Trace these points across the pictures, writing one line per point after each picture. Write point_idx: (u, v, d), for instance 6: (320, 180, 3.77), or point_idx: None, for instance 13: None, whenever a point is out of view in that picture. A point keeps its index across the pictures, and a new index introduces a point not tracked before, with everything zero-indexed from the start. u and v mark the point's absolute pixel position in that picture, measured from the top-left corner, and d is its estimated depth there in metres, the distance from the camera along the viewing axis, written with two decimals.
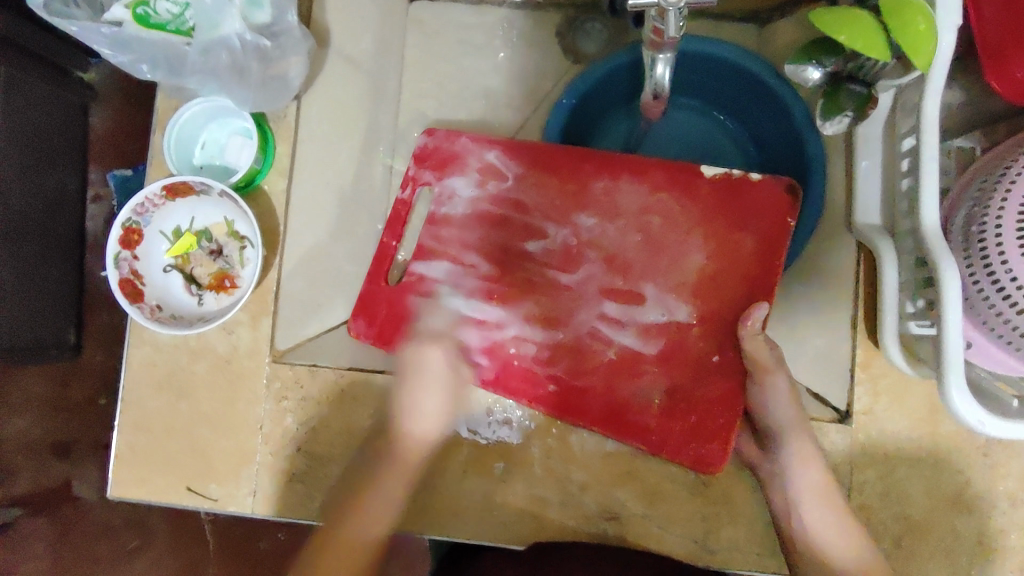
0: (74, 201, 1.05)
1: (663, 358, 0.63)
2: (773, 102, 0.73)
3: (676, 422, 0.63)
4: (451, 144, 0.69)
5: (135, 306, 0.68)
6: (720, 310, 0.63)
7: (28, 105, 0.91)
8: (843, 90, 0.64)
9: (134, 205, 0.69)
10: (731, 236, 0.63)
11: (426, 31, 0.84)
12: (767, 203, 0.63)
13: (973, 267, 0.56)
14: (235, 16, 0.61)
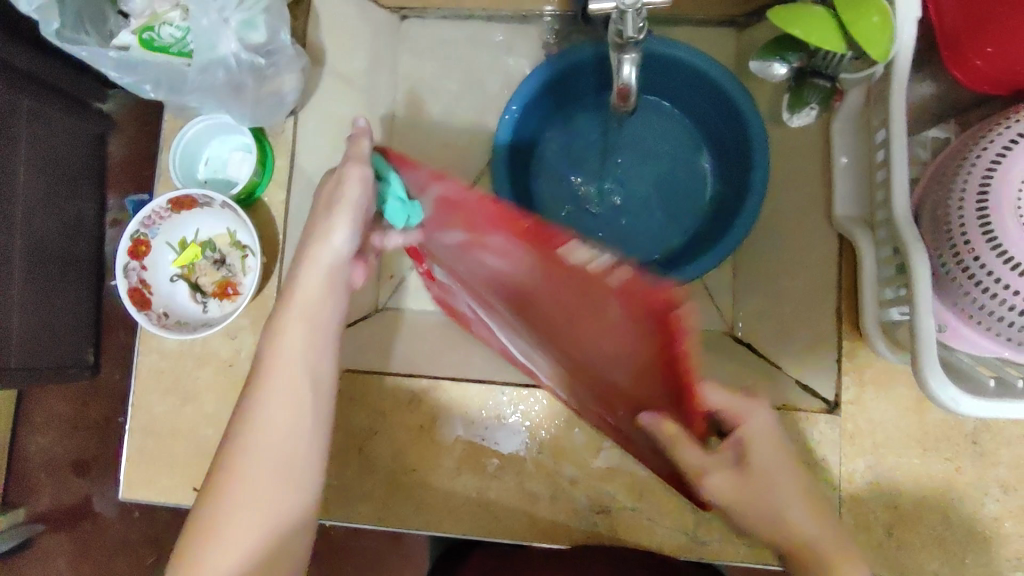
0: (94, 225, 1.09)
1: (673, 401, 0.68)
2: (718, 91, 0.80)
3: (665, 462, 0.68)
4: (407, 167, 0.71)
5: (143, 313, 0.71)
6: (648, 396, 0.70)
7: (50, 134, 0.97)
8: (806, 86, 0.72)
9: (141, 218, 0.72)
10: (650, 327, 0.66)
11: (417, 48, 0.92)
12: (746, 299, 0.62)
13: (939, 250, 0.57)
14: (232, 37, 0.65)
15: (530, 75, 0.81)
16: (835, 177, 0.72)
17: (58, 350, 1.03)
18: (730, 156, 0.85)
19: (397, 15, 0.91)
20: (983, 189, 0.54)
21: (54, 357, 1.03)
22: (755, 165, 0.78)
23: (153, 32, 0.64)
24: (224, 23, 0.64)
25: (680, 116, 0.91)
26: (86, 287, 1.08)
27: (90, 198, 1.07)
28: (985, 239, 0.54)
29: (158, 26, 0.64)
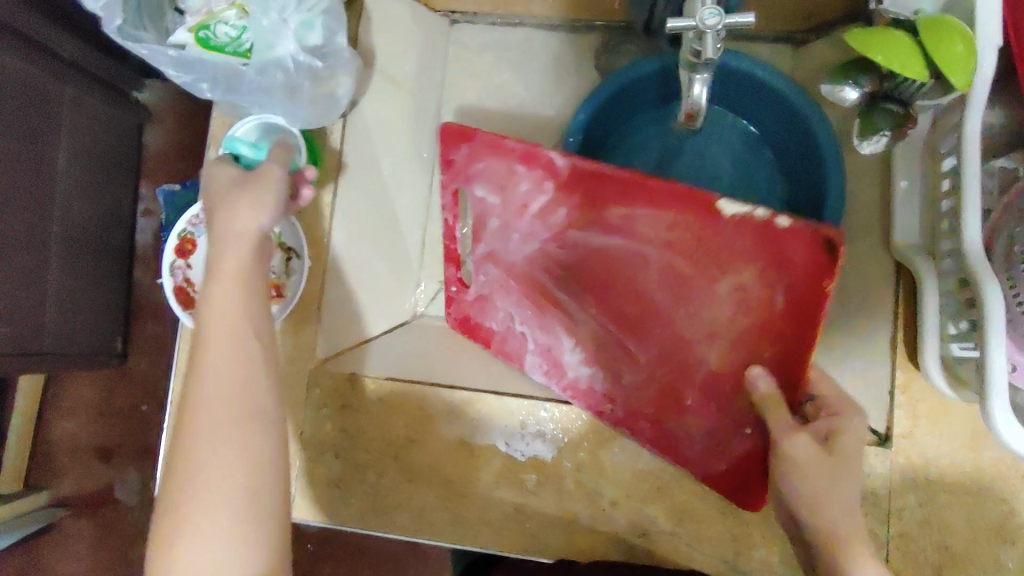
0: (127, 216, 1.11)
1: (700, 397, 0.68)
2: (791, 112, 0.77)
3: (717, 462, 0.67)
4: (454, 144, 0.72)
5: (186, 312, 0.70)
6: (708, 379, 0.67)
7: (91, 124, 0.97)
8: (878, 110, 0.62)
9: (189, 217, 0.72)
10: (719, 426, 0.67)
11: (465, 51, 0.90)
12: (804, 249, 0.63)
13: (1016, 289, 0.55)
14: (291, 38, 0.64)
15: (590, 98, 0.78)
16: (895, 202, 0.70)
17: (88, 336, 1.04)
18: (797, 164, 0.81)
19: (447, 19, 0.90)
20: None
21: (86, 342, 1.03)
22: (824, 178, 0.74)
23: (209, 31, 0.62)
24: (284, 25, 0.64)
25: (744, 127, 0.87)
26: (117, 277, 1.09)
27: (125, 188, 1.09)
28: None
29: (214, 24, 0.63)
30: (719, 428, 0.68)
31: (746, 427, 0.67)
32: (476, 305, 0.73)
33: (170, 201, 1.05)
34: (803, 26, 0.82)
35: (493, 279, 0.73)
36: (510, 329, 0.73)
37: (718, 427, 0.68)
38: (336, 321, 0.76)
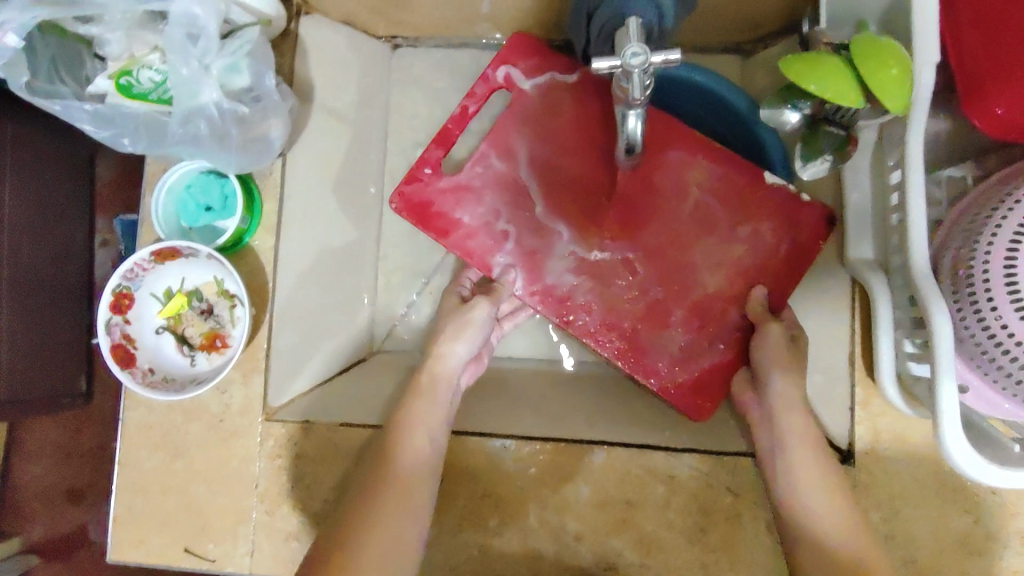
0: (82, 247, 1.05)
1: (696, 325, 0.71)
2: (737, 122, 0.76)
3: (679, 374, 0.71)
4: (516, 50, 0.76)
5: (126, 371, 0.68)
6: (712, 301, 0.71)
7: (36, 158, 0.93)
8: (820, 133, 0.59)
9: (123, 272, 0.68)
10: (703, 344, 0.71)
11: (409, 77, 0.89)
12: (812, 228, 0.70)
13: (962, 310, 0.54)
14: (213, 85, 0.62)
15: None
16: (847, 216, 0.69)
17: (50, 379, 0.99)
18: None
19: (389, 44, 0.88)
20: (1012, 249, 0.51)
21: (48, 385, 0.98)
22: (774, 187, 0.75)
23: (131, 76, 0.61)
24: (205, 72, 0.61)
25: None
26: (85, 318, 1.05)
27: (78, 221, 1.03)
28: (1010, 301, 0.51)
29: (137, 70, 0.61)
30: (696, 343, 0.71)
31: (720, 343, 0.71)
32: (449, 195, 0.73)
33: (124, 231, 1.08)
34: (749, 39, 0.81)
35: (489, 175, 0.74)
36: (488, 226, 0.73)
37: (693, 344, 0.71)
38: (286, 365, 0.74)
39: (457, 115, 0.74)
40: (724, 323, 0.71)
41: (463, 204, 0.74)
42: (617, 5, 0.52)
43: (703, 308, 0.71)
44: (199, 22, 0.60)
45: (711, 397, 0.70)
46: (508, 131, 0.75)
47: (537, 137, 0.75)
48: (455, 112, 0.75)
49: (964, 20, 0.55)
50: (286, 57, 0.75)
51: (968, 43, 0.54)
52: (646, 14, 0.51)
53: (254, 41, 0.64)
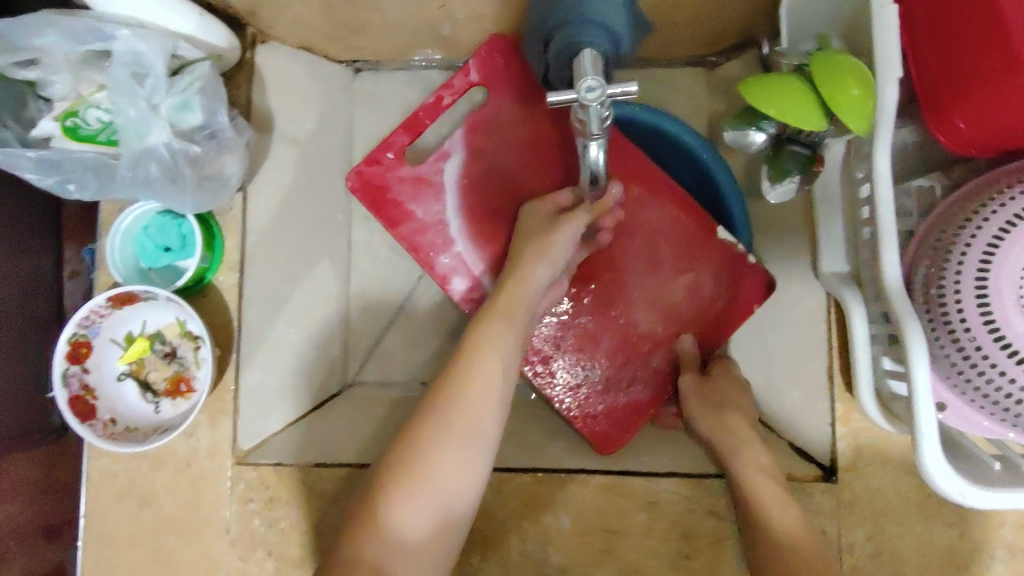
0: (47, 283, 0.88)
1: (624, 363, 0.70)
2: (689, 159, 0.72)
3: (598, 403, 0.70)
4: (498, 56, 0.73)
5: (86, 424, 0.65)
6: (639, 342, 0.70)
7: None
8: (787, 152, 0.60)
9: (78, 319, 0.66)
10: (627, 382, 0.70)
11: (373, 102, 0.86)
12: (749, 292, 0.69)
13: (935, 329, 0.53)
14: (162, 126, 0.60)
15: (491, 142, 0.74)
16: (818, 229, 0.68)
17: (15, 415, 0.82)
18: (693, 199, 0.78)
19: (350, 68, 0.85)
20: (984, 266, 0.50)
21: (14, 424, 0.82)
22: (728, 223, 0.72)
23: (78, 118, 0.60)
24: (154, 112, 0.60)
25: None
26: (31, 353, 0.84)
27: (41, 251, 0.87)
28: (982, 320, 0.50)
29: (83, 111, 0.60)
30: (617, 378, 0.70)
31: (638, 383, 0.70)
32: (408, 185, 0.72)
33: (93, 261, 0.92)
34: (713, 50, 0.78)
35: (448, 173, 0.72)
36: (441, 223, 0.72)
37: (614, 378, 0.71)
38: (256, 406, 0.71)
39: (431, 106, 0.72)
40: (648, 362, 0.70)
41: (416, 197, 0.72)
42: (568, 34, 0.51)
43: (630, 344, 0.70)
44: (146, 61, 0.60)
45: (626, 432, 0.70)
46: (463, 136, 0.73)
47: (496, 144, 0.72)
48: (429, 101, 0.73)
49: (920, 38, 0.54)
50: (242, 89, 0.74)
51: (926, 62, 0.54)
52: (600, 41, 0.50)
53: (204, 77, 0.62)
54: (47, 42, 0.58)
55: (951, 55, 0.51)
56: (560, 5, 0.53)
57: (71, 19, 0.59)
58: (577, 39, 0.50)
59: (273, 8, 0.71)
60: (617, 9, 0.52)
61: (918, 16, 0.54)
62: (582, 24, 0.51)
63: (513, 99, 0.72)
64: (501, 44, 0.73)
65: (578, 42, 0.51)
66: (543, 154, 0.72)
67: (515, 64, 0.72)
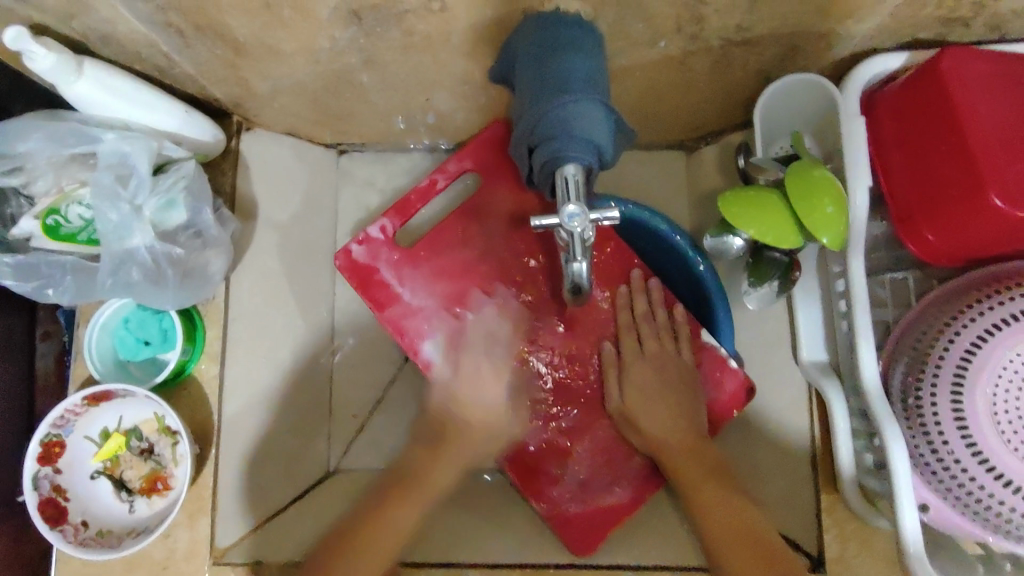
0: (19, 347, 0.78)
1: (600, 461, 0.70)
2: (674, 253, 0.74)
3: (573, 504, 0.69)
4: (490, 147, 0.74)
5: (57, 530, 0.63)
6: (614, 441, 0.70)
7: None
8: (764, 260, 0.64)
9: (53, 418, 0.65)
10: (604, 482, 0.70)
11: (358, 183, 0.86)
12: (728, 395, 0.69)
13: (913, 433, 0.54)
14: (145, 230, 0.60)
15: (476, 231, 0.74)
16: (798, 317, 0.69)
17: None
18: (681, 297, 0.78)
19: (335, 150, 0.85)
20: (960, 374, 0.52)
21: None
22: (712, 316, 0.73)
23: (59, 215, 0.59)
24: (137, 214, 0.59)
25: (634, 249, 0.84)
26: (9, 435, 0.76)
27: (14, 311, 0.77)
28: (958, 429, 0.51)
29: (64, 208, 0.60)
30: (594, 477, 0.70)
31: (617, 485, 0.70)
32: (393, 271, 0.72)
33: (69, 323, 0.83)
34: (692, 136, 0.79)
35: (433, 260, 0.72)
36: (426, 311, 0.71)
37: (592, 476, 0.70)
38: (234, 499, 0.69)
39: (423, 192, 0.74)
40: (626, 465, 0.70)
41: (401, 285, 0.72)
42: (554, 148, 0.52)
43: (608, 442, 0.70)
44: (129, 162, 0.59)
45: (603, 534, 0.67)
46: (451, 224, 0.73)
47: (482, 233, 0.73)
48: (422, 185, 0.74)
49: (891, 151, 0.57)
50: (227, 175, 0.74)
51: (896, 176, 0.56)
52: (584, 156, 0.52)
53: (189, 176, 0.62)
54: (30, 146, 0.59)
55: (923, 171, 0.54)
56: (546, 116, 0.53)
57: (57, 122, 0.59)
58: (562, 154, 0.52)
59: (257, 102, 0.71)
60: (603, 123, 0.53)
61: (885, 131, 0.57)
62: (567, 139, 0.52)
63: (503, 187, 0.74)
64: (493, 133, 0.74)
65: (563, 157, 0.52)
66: (531, 242, 0.73)
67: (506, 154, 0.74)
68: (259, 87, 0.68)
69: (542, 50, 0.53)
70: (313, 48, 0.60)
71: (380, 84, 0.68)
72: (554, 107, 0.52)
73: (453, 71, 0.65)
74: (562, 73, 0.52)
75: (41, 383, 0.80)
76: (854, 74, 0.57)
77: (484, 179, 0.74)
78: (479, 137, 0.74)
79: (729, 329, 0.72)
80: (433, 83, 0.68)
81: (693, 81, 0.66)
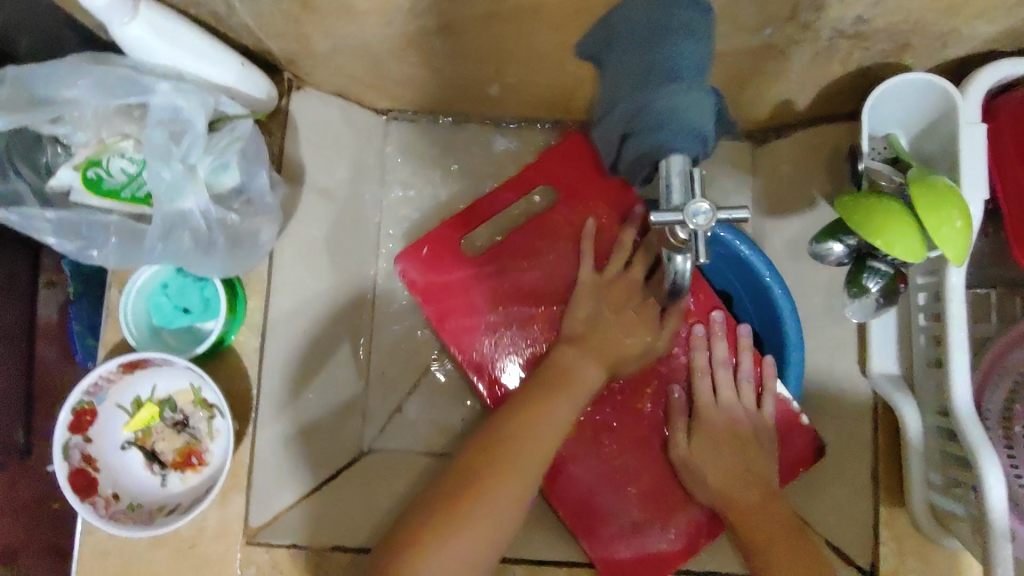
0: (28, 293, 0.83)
1: (652, 507, 0.66)
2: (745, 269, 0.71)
3: (622, 549, 0.64)
4: (576, 165, 0.71)
5: (87, 503, 0.59)
6: (668, 489, 0.66)
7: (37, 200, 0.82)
8: (868, 270, 0.62)
9: (86, 386, 0.61)
10: (653, 531, 0.65)
11: (405, 152, 0.82)
12: (797, 454, 0.67)
13: (1010, 461, 0.52)
14: (199, 192, 0.55)
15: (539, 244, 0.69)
16: (871, 327, 0.66)
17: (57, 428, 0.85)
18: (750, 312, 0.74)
19: (383, 116, 0.80)
20: None
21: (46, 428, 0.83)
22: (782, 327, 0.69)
23: (100, 168, 0.54)
24: (190, 175, 0.54)
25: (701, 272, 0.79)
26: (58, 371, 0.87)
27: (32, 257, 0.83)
28: None
29: (107, 161, 0.55)
30: (645, 523, 0.65)
31: (670, 531, 0.65)
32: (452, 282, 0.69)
33: (75, 272, 0.80)
34: (762, 127, 0.75)
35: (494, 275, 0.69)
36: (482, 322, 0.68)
37: (645, 519, 0.65)
38: (270, 476, 0.66)
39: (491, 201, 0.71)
40: (683, 510, 0.65)
41: (469, 291, 0.68)
42: (659, 138, 0.47)
43: (663, 490, 0.66)
44: (183, 117, 0.54)
45: None
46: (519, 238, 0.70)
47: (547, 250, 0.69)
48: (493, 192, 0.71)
49: (1012, 165, 0.53)
50: (275, 136, 0.69)
51: (1014, 188, 0.53)
52: (690, 150, 0.47)
53: (246, 137, 0.58)
54: (77, 93, 0.53)
55: None
56: (650, 102, 0.48)
57: (105, 69, 0.54)
58: (666, 147, 0.47)
59: (314, 60, 0.66)
60: (709, 113, 0.49)
61: (1007, 141, 0.54)
62: (674, 129, 0.47)
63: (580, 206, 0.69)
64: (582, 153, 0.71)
65: (667, 148, 0.47)
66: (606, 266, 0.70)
67: (592, 177, 0.71)
68: (319, 45, 0.62)
69: (649, 30, 0.48)
70: (389, 10, 0.55)
71: (450, 50, 0.63)
72: (662, 93, 0.47)
73: (535, 43, 0.60)
74: (669, 57, 0.48)
75: (41, 327, 0.85)
76: (976, 77, 0.53)
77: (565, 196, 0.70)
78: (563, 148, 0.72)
79: (798, 341, 0.68)
80: (509, 54, 0.63)
81: (788, 72, 0.62)
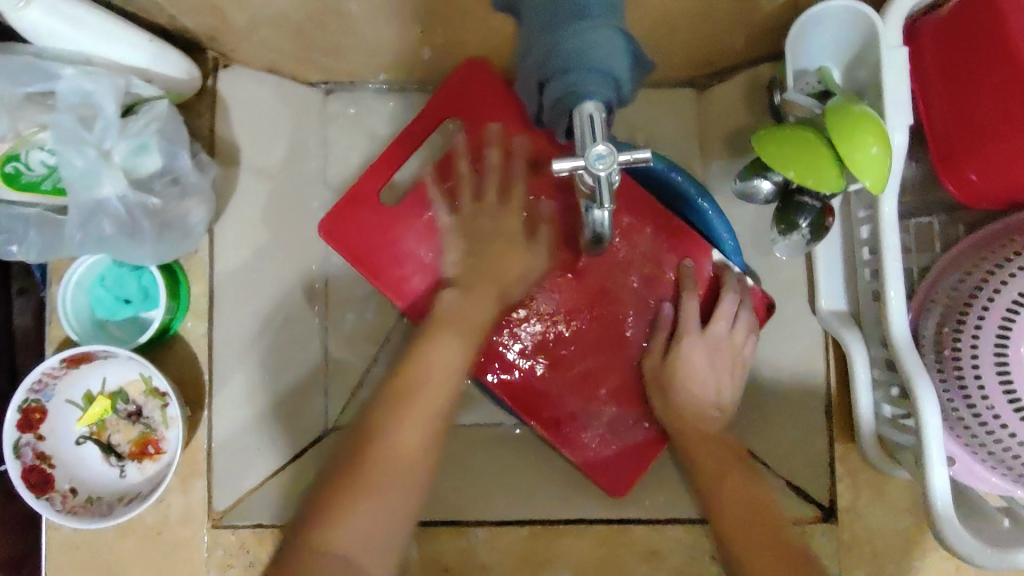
0: None
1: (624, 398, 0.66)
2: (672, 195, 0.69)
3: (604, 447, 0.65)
4: (474, 84, 0.68)
5: (43, 498, 0.60)
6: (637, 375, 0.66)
7: None
8: (794, 205, 0.61)
9: (30, 383, 0.60)
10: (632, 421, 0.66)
11: (349, 127, 0.80)
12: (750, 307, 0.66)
13: (946, 383, 0.53)
14: (115, 177, 0.54)
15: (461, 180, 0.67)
16: (817, 265, 0.66)
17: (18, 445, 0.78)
18: None
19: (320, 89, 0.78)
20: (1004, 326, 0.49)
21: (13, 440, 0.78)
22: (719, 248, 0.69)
23: (19, 162, 0.54)
24: (104, 160, 0.54)
25: None
26: None
27: None
28: (998, 379, 0.49)
29: (25, 153, 0.54)
30: (621, 418, 0.66)
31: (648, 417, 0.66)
32: (383, 227, 0.66)
33: None
34: (705, 72, 0.73)
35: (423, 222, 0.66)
36: (420, 266, 0.66)
37: (619, 416, 0.66)
38: (229, 459, 0.65)
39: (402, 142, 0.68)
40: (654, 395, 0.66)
41: (399, 241, 0.66)
42: (570, 82, 0.46)
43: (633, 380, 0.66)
44: (93, 102, 0.54)
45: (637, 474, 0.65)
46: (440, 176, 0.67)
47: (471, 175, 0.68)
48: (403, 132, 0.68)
49: (935, 87, 0.53)
50: (204, 118, 0.68)
51: (938, 111, 0.53)
52: (602, 93, 0.46)
53: (162, 116, 0.57)
54: None
55: (969, 107, 0.50)
56: (560, 45, 0.46)
57: (9, 57, 0.52)
58: (578, 90, 0.46)
59: (234, 34, 0.64)
60: (623, 52, 0.47)
61: (929, 62, 0.53)
62: (584, 72, 0.46)
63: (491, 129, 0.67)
64: (472, 73, 0.68)
65: (578, 92, 0.46)
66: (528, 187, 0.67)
67: (490, 91, 0.69)
68: (235, 17, 0.61)
69: None
70: None
71: (370, 12, 0.62)
72: (572, 33, 0.46)
73: None
74: None
75: None
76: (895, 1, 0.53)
77: (464, 128, 0.68)
78: (456, 77, 0.69)
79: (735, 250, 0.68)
80: (430, 11, 0.62)
81: (714, 11, 0.60)
